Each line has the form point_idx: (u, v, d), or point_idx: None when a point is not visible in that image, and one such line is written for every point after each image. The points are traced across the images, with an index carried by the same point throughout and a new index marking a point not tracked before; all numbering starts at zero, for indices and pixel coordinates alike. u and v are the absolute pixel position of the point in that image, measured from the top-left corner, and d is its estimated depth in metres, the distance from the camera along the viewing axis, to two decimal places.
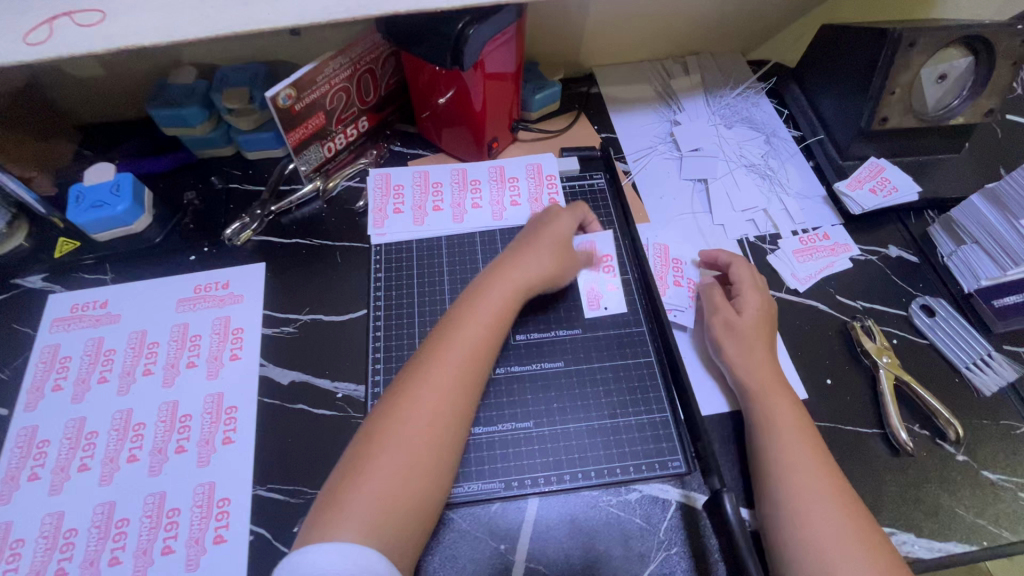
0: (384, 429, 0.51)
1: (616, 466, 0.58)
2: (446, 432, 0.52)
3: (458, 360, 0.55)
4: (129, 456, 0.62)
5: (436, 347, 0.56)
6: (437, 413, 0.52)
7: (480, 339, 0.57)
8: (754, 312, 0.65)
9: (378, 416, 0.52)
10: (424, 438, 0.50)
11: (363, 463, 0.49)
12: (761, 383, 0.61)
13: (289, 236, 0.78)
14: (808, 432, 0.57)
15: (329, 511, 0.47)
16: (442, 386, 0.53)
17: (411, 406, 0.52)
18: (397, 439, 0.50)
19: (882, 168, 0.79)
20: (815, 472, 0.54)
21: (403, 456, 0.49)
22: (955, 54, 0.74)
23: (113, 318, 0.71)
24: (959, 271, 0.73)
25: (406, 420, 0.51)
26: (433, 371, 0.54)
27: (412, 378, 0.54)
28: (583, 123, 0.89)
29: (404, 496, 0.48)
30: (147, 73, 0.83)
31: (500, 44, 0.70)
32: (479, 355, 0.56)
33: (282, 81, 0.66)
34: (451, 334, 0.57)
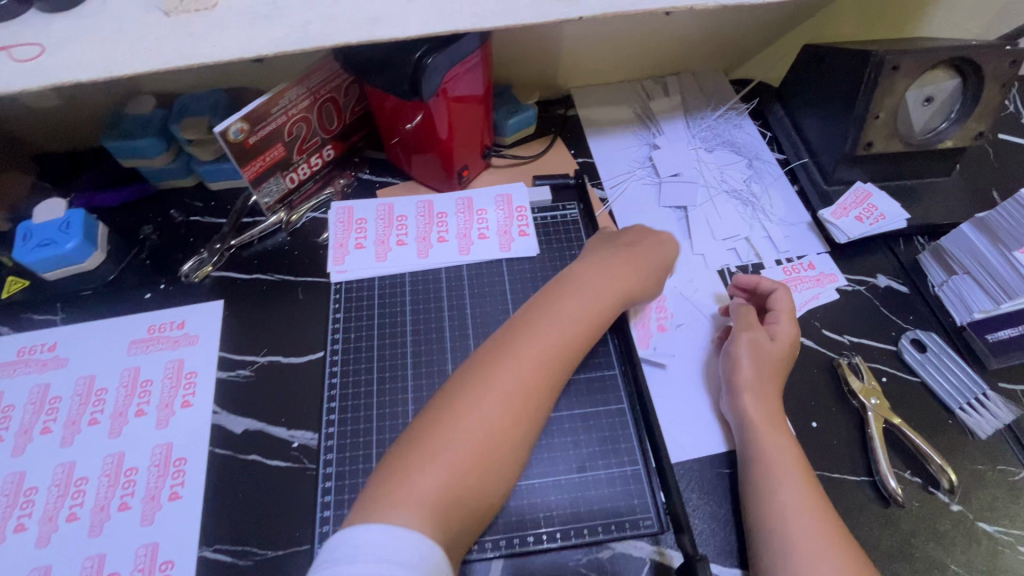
0: (463, 406, 0.48)
1: (584, 527, 0.55)
2: (520, 429, 0.49)
3: (542, 357, 0.52)
4: (68, 514, 0.58)
5: (528, 338, 0.54)
6: (519, 402, 0.49)
7: (570, 340, 0.55)
8: (787, 342, 0.63)
9: (456, 392, 0.50)
10: (498, 430, 0.48)
11: (436, 438, 0.46)
12: (759, 420, 0.58)
13: (249, 271, 0.75)
14: (809, 475, 0.54)
15: (392, 482, 0.44)
16: (526, 379, 0.51)
17: (494, 392, 0.49)
18: (473, 418, 0.48)
19: (868, 194, 0.75)
20: (809, 515, 0.51)
21: (473, 441, 0.47)
22: (942, 76, 0.70)
23: (61, 363, 0.67)
24: (951, 303, 0.69)
25: (488, 400, 0.49)
26: (519, 363, 0.52)
27: (497, 362, 0.52)
28: (559, 148, 0.86)
29: (466, 482, 0.46)
30: (104, 103, 0.80)
31: (465, 71, 0.67)
32: (565, 355, 0.54)
33: (233, 114, 0.63)
34: (541, 330, 0.55)
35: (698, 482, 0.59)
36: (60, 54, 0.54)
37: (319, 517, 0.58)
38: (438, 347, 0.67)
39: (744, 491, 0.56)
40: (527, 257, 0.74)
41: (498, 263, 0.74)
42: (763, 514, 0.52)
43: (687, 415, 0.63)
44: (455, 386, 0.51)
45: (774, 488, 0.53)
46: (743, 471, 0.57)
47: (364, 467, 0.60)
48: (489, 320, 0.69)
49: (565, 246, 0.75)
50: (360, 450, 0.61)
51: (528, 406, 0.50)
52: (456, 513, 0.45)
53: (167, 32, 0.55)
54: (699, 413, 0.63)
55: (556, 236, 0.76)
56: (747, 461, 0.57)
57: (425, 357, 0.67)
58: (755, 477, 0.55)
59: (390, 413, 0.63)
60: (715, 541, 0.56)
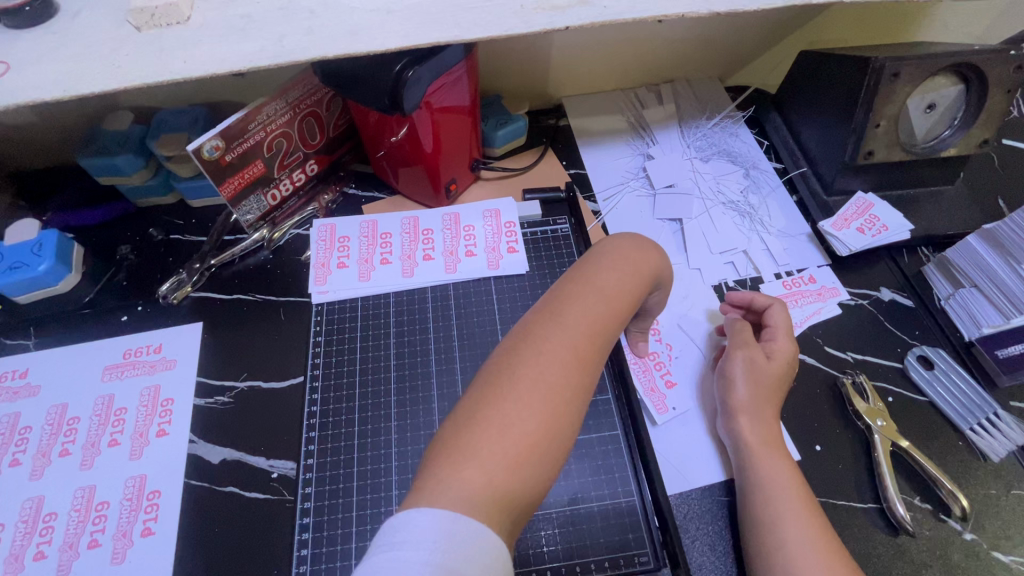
0: (519, 364, 0.38)
1: (578, 563, 0.53)
2: (586, 390, 0.39)
3: (600, 306, 0.42)
4: (35, 553, 0.55)
5: (575, 287, 0.44)
6: (580, 365, 0.39)
7: (627, 287, 0.45)
8: (784, 359, 0.59)
9: (504, 352, 0.39)
10: (565, 390, 0.38)
11: (492, 405, 0.36)
12: (754, 446, 0.55)
13: (230, 292, 0.72)
14: (812, 504, 0.51)
15: (445, 459, 0.34)
16: (584, 332, 0.41)
17: (552, 347, 0.39)
18: (533, 380, 0.37)
19: (871, 204, 0.73)
20: (815, 549, 0.48)
21: (539, 407, 0.36)
22: (944, 83, 0.68)
23: (32, 391, 0.64)
24: (958, 317, 0.66)
25: (545, 358, 0.38)
26: (573, 313, 0.41)
27: (549, 314, 0.41)
28: (550, 159, 0.84)
29: (537, 457, 0.35)
30: (81, 119, 0.77)
31: (450, 83, 0.64)
32: (623, 304, 0.44)
33: (208, 132, 0.61)
34: (592, 275, 0.45)
35: (697, 512, 0.57)
36: (22, 71, 0.52)
37: (296, 555, 0.55)
38: (423, 371, 0.65)
39: (745, 523, 0.52)
40: (517, 275, 0.72)
41: (486, 281, 0.71)
42: (765, 549, 0.49)
43: (683, 441, 0.61)
44: (502, 344, 0.40)
45: (776, 520, 0.50)
46: (743, 501, 0.54)
47: (345, 500, 0.57)
48: (476, 339, 0.67)
49: (557, 262, 0.73)
50: (341, 482, 0.58)
51: (592, 362, 0.40)
52: (525, 497, 0.34)
53: (136, 47, 0.53)
54: (696, 438, 0.61)
55: (546, 252, 0.74)
56: (745, 490, 0.54)
57: (410, 382, 0.64)
58: (755, 508, 0.52)
59: (373, 442, 0.60)
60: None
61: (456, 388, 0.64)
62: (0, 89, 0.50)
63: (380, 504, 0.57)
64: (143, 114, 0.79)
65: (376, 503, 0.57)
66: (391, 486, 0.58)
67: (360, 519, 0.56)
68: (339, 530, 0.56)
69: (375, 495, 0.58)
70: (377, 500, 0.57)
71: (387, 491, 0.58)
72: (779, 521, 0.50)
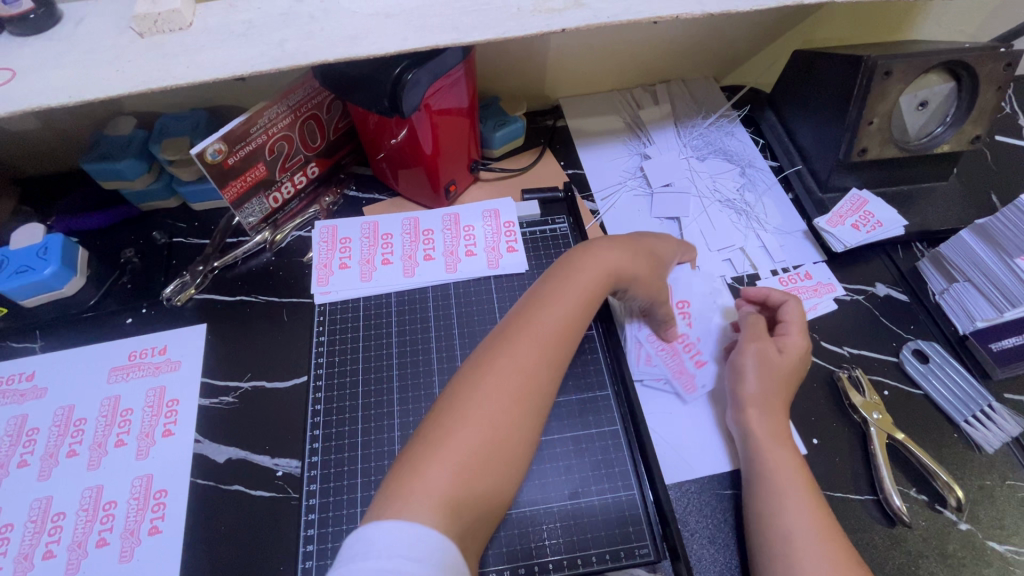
0: (470, 391, 0.47)
1: (579, 556, 0.54)
2: (531, 407, 0.48)
3: (543, 338, 0.51)
4: (45, 552, 0.55)
5: (524, 319, 0.52)
6: (522, 395, 0.48)
7: (569, 317, 0.54)
8: (798, 352, 0.60)
9: (462, 380, 0.49)
10: (511, 411, 0.47)
11: (448, 424, 0.45)
12: (763, 439, 0.56)
13: (233, 293, 0.73)
14: (815, 492, 0.52)
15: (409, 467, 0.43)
16: (531, 359, 0.50)
17: (500, 374, 0.48)
18: (481, 409, 0.46)
19: (865, 201, 0.74)
20: (818, 540, 0.48)
21: (488, 424, 0.46)
22: (935, 81, 0.69)
23: (39, 393, 0.65)
24: (953, 311, 0.67)
25: (493, 391, 0.47)
26: (519, 344, 0.50)
27: (498, 346, 0.50)
28: (548, 160, 0.85)
29: (482, 471, 0.44)
30: (84, 126, 0.78)
31: (449, 85, 0.65)
32: (565, 334, 0.53)
33: (211, 135, 0.62)
34: (540, 309, 0.53)
35: (696, 505, 0.57)
36: (29, 78, 0.53)
37: (302, 551, 0.56)
38: (424, 370, 0.65)
39: (751, 516, 0.53)
40: (516, 274, 0.73)
41: (486, 280, 0.72)
42: (768, 540, 0.50)
43: (683, 434, 0.61)
44: (460, 372, 0.50)
45: (780, 513, 0.51)
46: (749, 494, 0.55)
47: (349, 497, 0.58)
48: (477, 337, 0.68)
49: (557, 261, 0.74)
50: (345, 479, 0.59)
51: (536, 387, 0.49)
52: (472, 503, 0.43)
53: (140, 53, 0.54)
54: (695, 432, 0.61)
55: (545, 250, 0.75)
56: (752, 483, 0.54)
57: (412, 381, 0.65)
58: (761, 501, 0.53)
59: (375, 440, 0.61)
60: (715, 566, 0.54)
61: None
62: (6, 96, 0.51)
63: None
64: (145, 119, 0.79)
65: None
66: None
67: (364, 515, 0.57)
68: (344, 527, 0.57)
69: (378, 492, 0.58)
70: None
71: None
72: (783, 513, 0.50)
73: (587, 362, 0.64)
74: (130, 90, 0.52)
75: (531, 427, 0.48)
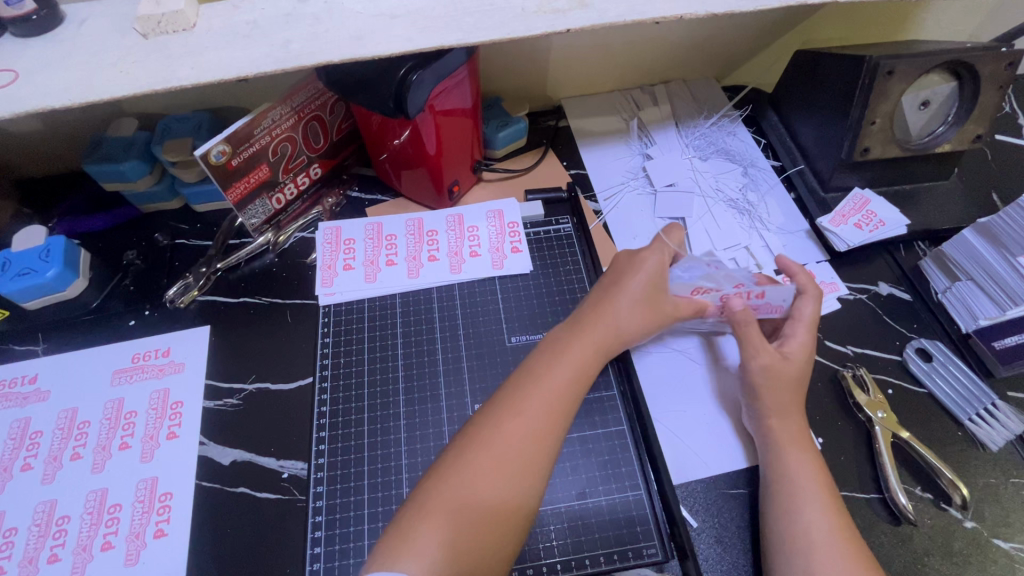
0: (455, 477, 0.47)
1: (586, 557, 0.54)
2: (521, 476, 0.48)
3: (536, 420, 0.51)
4: (50, 555, 0.55)
5: (517, 395, 0.52)
6: (518, 448, 0.49)
7: (563, 393, 0.53)
8: (801, 359, 0.59)
9: (451, 457, 0.49)
10: (499, 499, 0.47)
11: (432, 510, 0.45)
12: (781, 440, 0.56)
13: (236, 295, 0.73)
14: (829, 491, 0.52)
15: (390, 554, 0.43)
16: (522, 442, 0.49)
17: (489, 457, 0.48)
18: (475, 459, 0.48)
19: (867, 200, 0.74)
20: (835, 541, 0.49)
21: (473, 513, 0.46)
22: (937, 80, 0.69)
23: (42, 395, 0.64)
24: (955, 310, 0.68)
25: (491, 442, 0.49)
26: (510, 423, 0.50)
27: (489, 424, 0.50)
28: (550, 160, 0.85)
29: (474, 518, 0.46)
30: (85, 128, 0.78)
31: (453, 86, 0.65)
32: (558, 418, 0.52)
33: (215, 136, 0.62)
34: (533, 385, 0.53)
35: (703, 505, 0.58)
36: (32, 80, 0.52)
37: (310, 553, 0.55)
38: (431, 371, 0.65)
39: (765, 514, 0.53)
40: (520, 275, 0.73)
41: (491, 281, 0.72)
42: (781, 540, 0.50)
43: (690, 434, 0.61)
44: (450, 447, 0.50)
45: (797, 513, 0.51)
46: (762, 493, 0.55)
47: (356, 499, 0.58)
48: (481, 338, 0.68)
49: (561, 261, 0.74)
50: (351, 482, 0.59)
51: (528, 473, 0.49)
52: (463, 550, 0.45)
53: (144, 54, 0.54)
54: (701, 432, 0.61)
55: (549, 251, 0.75)
56: (767, 481, 0.55)
57: (417, 382, 0.65)
58: (776, 499, 0.53)
59: (382, 441, 0.61)
60: (723, 565, 0.54)
61: (464, 387, 0.64)
62: (10, 97, 0.51)
63: (390, 501, 0.58)
64: (147, 121, 0.79)
65: (386, 500, 0.58)
66: (400, 484, 0.59)
67: (371, 517, 0.57)
68: (351, 528, 0.57)
69: (385, 493, 0.58)
70: (388, 498, 0.58)
71: (396, 489, 0.58)
72: (798, 513, 0.51)
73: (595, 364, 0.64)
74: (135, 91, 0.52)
75: (521, 516, 0.47)
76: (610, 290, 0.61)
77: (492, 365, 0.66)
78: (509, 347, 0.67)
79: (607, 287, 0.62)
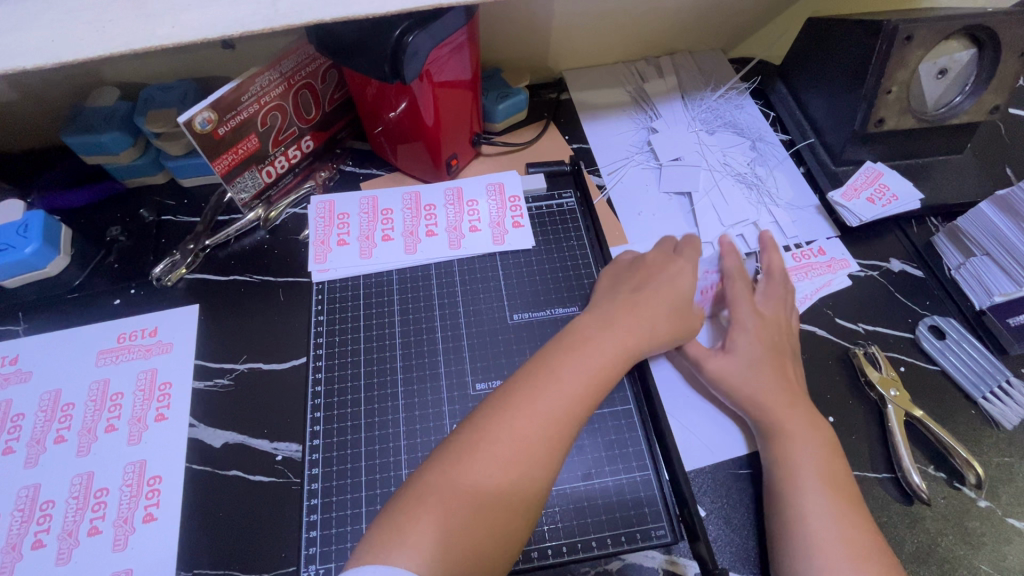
0: (461, 466, 0.44)
1: (591, 539, 0.52)
2: (533, 466, 0.45)
3: (552, 417, 0.47)
4: (33, 541, 0.53)
5: (536, 387, 0.48)
6: (535, 441, 0.46)
7: (585, 387, 0.50)
8: (745, 347, 0.58)
9: (454, 446, 0.46)
10: (506, 489, 0.44)
11: (429, 505, 0.42)
12: (789, 417, 0.53)
13: (226, 272, 0.70)
14: (840, 481, 0.50)
15: (381, 545, 0.41)
16: (536, 440, 0.46)
17: (497, 451, 0.45)
18: (486, 450, 0.45)
19: (880, 173, 0.72)
20: (837, 523, 0.47)
21: (477, 502, 0.43)
22: (956, 47, 0.66)
23: (23, 376, 0.62)
24: (968, 286, 0.66)
25: (503, 433, 0.46)
26: (524, 419, 0.47)
27: (500, 418, 0.47)
28: (551, 133, 0.82)
29: (482, 507, 0.43)
30: (64, 98, 0.74)
31: (450, 52, 0.62)
32: (578, 410, 0.49)
33: (199, 103, 0.58)
34: (553, 382, 0.49)
35: (711, 486, 0.56)
36: None
37: (305, 537, 0.53)
38: (430, 350, 0.63)
39: (770, 496, 0.52)
40: (522, 250, 0.70)
41: (491, 256, 0.70)
42: (783, 523, 0.49)
43: (696, 411, 0.60)
44: (455, 436, 0.47)
45: (799, 495, 0.49)
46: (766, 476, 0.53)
47: (354, 481, 0.56)
48: (483, 316, 0.66)
49: (564, 237, 0.71)
50: (347, 464, 0.57)
51: (537, 466, 0.45)
52: (469, 539, 0.42)
53: (115, 9, 0.49)
54: (709, 411, 0.60)
55: (552, 227, 0.72)
56: (770, 466, 0.52)
57: (416, 362, 0.62)
58: (782, 485, 0.51)
59: (380, 422, 0.59)
60: (732, 547, 0.53)
61: (465, 365, 0.62)
62: None
63: (389, 483, 0.56)
64: (130, 90, 0.75)
65: (385, 482, 0.56)
66: (399, 466, 0.57)
67: (370, 499, 0.55)
68: (348, 511, 0.55)
69: (384, 475, 0.56)
70: (386, 480, 0.56)
71: (396, 470, 0.56)
72: (801, 500, 0.49)
73: None
74: (107, 50, 0.47)
75: (529, 507, 0.45)
76: (638, 291, 0.58)
77: (493, 343, 0.64)
78: (511, 324, 0.65)
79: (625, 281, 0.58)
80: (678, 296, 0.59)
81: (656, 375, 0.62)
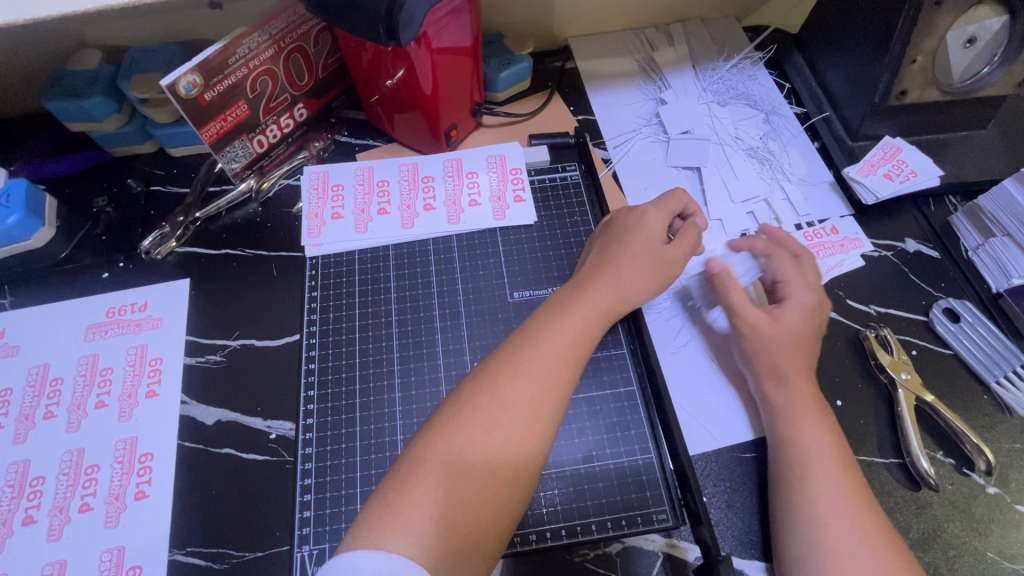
0: (447, 445, 0.42)
1: (591, 522, 0.51)
2: (521, 441, 0.44)
3: (533, 386, 0.45)
4: (24, 518, 0.52)
5: (515, 357, 0.47)
6: (519, 413, 0.44)
7: (565, 357, 0.48)
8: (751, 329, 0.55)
9: (440, 422, 0.44)
10: (497, 466, 0.43)
11: (419, 488, 0.40)
12: (791, 399, 0.52)
13: (218, 246, 0.67)
14: (840, 464, 0.49)
15: (372, 527, 0.39)
16: (519, 407, 0.44)
17: (480, 423, 0.43)
18: (472, 426, 0.43)
19: (899, 149, 0.68)
20: (839, 506, 0.46)
21: (466, 481, 0.41)
22: (989, 13, 0.61)
23: (9, 352, 0.60)
24: (986, 268, 0.63)
25: (490, 409, 0.44)
26: (507, 392, 0.45)
27: (482, 388, 0.45)
28: (556, 103, 0.78)
29: (473, 486, 0.41)
30: (45, 60, 0.70)
31: (449, 15, 0.58)
32: (561, 379, 0.47)
33: (183, 65, 0.55)
34: (535, 355, 0.47)
35: (715, 470, 0.55)
36: None
37: (298, 517, 0.53)
38: (426, 327, 0.61)
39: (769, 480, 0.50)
40: (523, 226, 0.68)
41: (492, 232, 0.67)
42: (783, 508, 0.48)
43: (699, 394, 0.58)
44: (440, 409, 0.45)
45: (802, 480, 0.48)
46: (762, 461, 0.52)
47: (348, 462, 0.55)
48: (482, 293, 0.64)
49: (566, 212, 0.69)
50: (342, 444, 0.56)
51: (525, 441, 0.44)
52: (461, 517, 0.40)
53: None
54: (712, 395, 0.58)
55: (555, 201, 0.70)
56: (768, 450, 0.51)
57: (413, 340, 0.61)
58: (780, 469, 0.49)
59: (375, 401, 0.57)
60: (734, 532, 0.52)
61: (463, 344, 0.60)
62: None
63: (384, 463, 0.55)
64: (114, 53, 0.72)
65: (381, 462, 0.55)
66: (395, 446, 0.55)
67: (365, 479, 0.54)
68: (342, 492, 0.54)
69: (379, 455, 0.55)
70: (381, 460, 0.55)
71: (391, 450, 0.55)
72: (801, 485, 0.48)
73: (608, 337, 0.60)
74: (69, 5, 0.43)
75: (521, 481, 0.44)
76: (617, 256, 0.55)
77: (492, 321, 0.62)
78: (511, 303, 0.63)
79: (615, 255, 0.55)
80: (675, 273, 0.56)
81: (661, 360, 0.60)
